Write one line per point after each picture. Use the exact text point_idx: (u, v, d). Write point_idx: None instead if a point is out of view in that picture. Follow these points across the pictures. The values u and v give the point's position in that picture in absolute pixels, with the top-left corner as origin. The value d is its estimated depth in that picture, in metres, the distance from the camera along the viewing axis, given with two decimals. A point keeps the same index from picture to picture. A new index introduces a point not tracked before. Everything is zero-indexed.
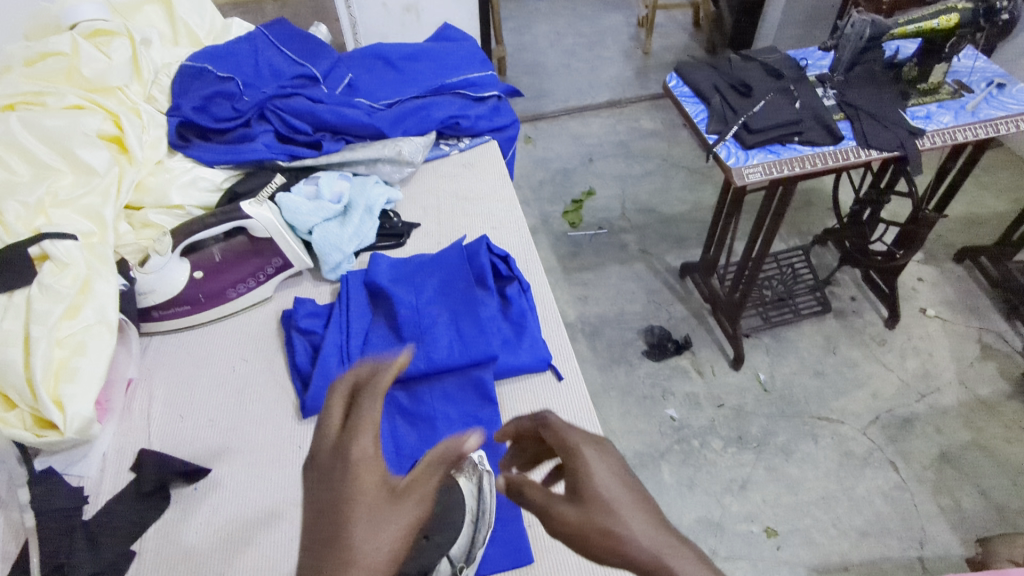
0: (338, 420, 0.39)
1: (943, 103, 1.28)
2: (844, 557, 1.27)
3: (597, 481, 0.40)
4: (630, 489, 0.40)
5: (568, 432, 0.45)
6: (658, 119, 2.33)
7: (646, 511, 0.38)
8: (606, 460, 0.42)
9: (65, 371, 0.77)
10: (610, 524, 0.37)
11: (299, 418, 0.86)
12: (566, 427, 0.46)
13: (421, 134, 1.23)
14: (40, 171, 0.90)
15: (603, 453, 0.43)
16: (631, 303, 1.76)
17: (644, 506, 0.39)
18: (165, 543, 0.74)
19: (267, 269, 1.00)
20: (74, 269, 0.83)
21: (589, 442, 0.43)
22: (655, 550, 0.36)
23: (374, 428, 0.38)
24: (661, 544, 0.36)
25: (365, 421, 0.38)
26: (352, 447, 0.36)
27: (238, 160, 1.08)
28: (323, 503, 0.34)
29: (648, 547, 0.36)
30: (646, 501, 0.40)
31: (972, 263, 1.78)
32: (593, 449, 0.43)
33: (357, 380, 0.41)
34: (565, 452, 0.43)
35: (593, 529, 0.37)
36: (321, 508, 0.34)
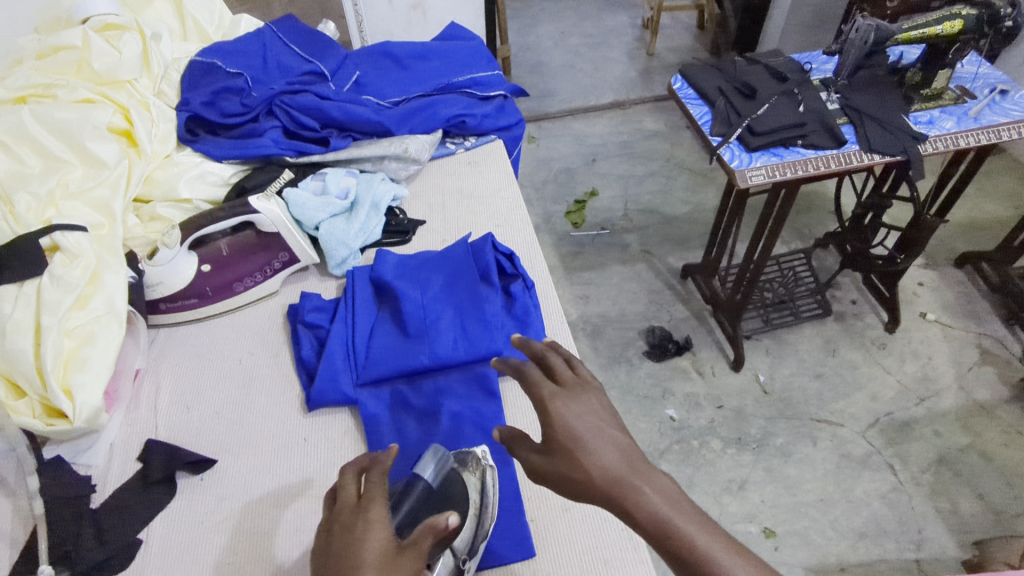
0: (354, 493, 0.54)
1: (945, 109, 1.29)
2: (841, 557, 1.28)
3: (561, 432, 0.55)
4: (588, 431, 0.55)
5: (540, 388, 0.59)
6: (662, 120, 2.34)
7: (600, 449, 0.53)
8: (569, 409, 0.56)
9: (74, 361, 0.78)
10: (571, 468, 0.53)
11: (304, 411, 0.87)
12: (540, 384, 0.60)
13: (427, 131, 1.23)
14: (49, 163, 0.91)
15: (568, 402, 0.57)
16: (633, 304, 1.77)
17: (599, 443, 0.54)
18: (172, 531, 0.75)
19: (274, 263, 1.01)
20: (84, 260, 0.84)
21: (556, 394, 0.58)
22: (604, 482, 0.51)
23: (380, 499, 0.52)
24: (609, 477, 0.51)
25: (373, 493, 0.53)
26: (366, 510, 0.51)
27: (245, 155, 1.09)
28: (342, 550, 0.48)
29: (600, 480, 0.51)
30: (601, 437, 0.54)
31: (973, 268, 1.79)
32: (560, 401, 0.57)
33: (369, 464, 0.56)
34: (539, 408, 0.58)
35: (560, 473, 0.53)
36: (341, 553, 0.48)
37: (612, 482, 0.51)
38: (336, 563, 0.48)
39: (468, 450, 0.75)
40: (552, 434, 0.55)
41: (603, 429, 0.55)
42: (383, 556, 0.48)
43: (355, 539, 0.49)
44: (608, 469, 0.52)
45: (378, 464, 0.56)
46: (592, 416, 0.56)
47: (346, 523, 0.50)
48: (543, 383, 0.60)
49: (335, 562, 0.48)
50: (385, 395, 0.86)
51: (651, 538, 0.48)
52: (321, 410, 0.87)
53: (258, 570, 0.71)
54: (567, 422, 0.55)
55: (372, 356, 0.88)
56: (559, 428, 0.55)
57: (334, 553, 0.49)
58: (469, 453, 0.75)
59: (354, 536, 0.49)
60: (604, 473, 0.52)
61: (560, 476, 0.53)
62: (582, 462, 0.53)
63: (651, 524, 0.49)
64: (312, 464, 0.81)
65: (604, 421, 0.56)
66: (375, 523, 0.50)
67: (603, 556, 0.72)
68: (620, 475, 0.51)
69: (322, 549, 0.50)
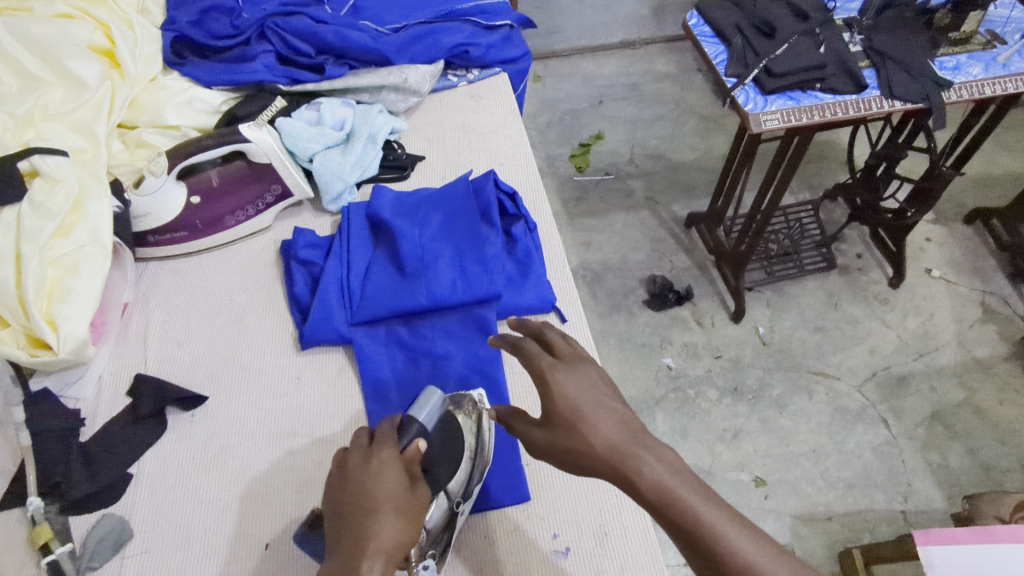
0: (366, 438, 0.56)
1: (973, 54, 1.22)
2: (829, 507, 1.30)
3: (562, 404, 0.53)
4: (587, 403, 0.53)
5: (539, 361, 0.57)
6: (673, 62, 2.24)
7: (600, 420, 0.52)
8: (568, 381, 0.54)
9: (58, 291, 0.75)
10: (572, 440, 0.52)
11: (297, 349, 0.85)
12: (539, 354, 0.58)
13: (428, 62, 1.17)
14: (27, 83, 0.86)
15: (567, 374, 0.55)
16: (635, 252, 1.73)
17: (598, 414, 0.52)
18: (163, 465, 0.74)
19: (267, 197, 0.97)
20: (65, 185, 0.80)
21: (555, 367, 0.56)
22: (607, 452, 0.50)
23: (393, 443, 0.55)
24: (612, 446, 0.50)
25: (385, 439, 0.55)
26: (379, 453, 0.54)
27: (236, 81, 1.03)
28: (359, 488, 0.51)
29: (602, 450, 0.50)
30: (601, 408, 0.53)
31: (983, 224, 1.75)
32: (559, 373, 0.55)
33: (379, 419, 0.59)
34: (538, 381, 0.56)
35: (562, 448, 0.52)
36: (359, 490, 0.51)
37: (613, 452, 0.50)
38: (354, 501, 0.50)
39: (464, 392, 0.74)
40: (551, 406, 0.54)
41: (604, 399, 0.54)
42: (398, 498, 0.51)
43: (372, 476, 0.52)
44: (608, 439, 0.50)
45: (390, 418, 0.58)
46: (592, 386, 0.55)
47: (358, 466, 0.53)
48: (542, 356, 0.58)
49: (349, 503, 0.51)
50: (381, 335, 0.84)
51: (654, 508, 0.47)
52: (315, 348, 0.85)
53: (250, 506, 0.71)
54: (567, 394, 0.53)
55: (368, 296, 0.85)
56: (559, 400, 0.53)
57: (347, 494, 0.51)
58: (465, 396, 0.73)
59: (370, 476, 0.52)
60: (604, 443, 0.50)
61: (561, 450, 0.52)
62: (582, 435, 0.51)
63: (653, 493, 0.47)
64: (305, 402, 0.80)
65: (604, 393, 0.54)
66: (390, 465, 0.53)
67: (598, 502, 0.71)
68: (621, 446, 0.50)
69: (337, 488, 0.52)
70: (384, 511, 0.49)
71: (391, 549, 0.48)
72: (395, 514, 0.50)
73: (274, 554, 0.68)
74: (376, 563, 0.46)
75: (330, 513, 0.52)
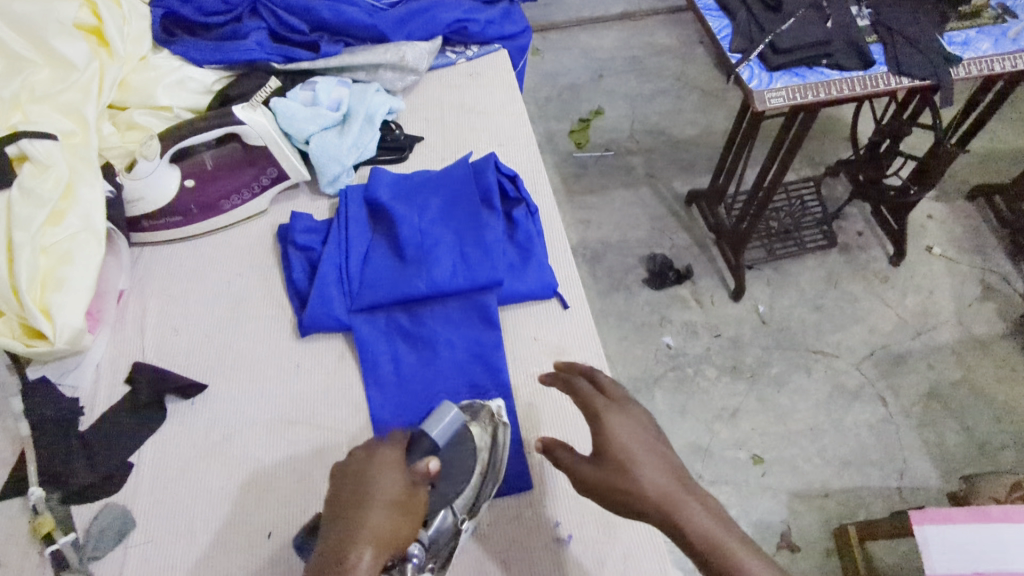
0: (367, 444, 0.58)
1: (983, 29, 1.19)
2: (826, 484, 1.32)
3: (615, 443, 0.56)
4: (639, 446, 0.56)
5: (593, 399, 0.60)
6: (675, 34, 2.19)
7: (651, 465, 0.55)
8: (621, 423, 0.58)
9: (52, 280, 0.74)
10: (623, 480, 0.54)
11: (296, 336, 0.84)
12: (594, 394, 0.61)
13: (427, 38, 1.13)
14: (12, 63, 0.83)
15: (620, 415, 0.58)
16: (634, 230, 1.71)
17: (648, 458, 0.55)
18: (163, 455, 0.74)
19: (262, 179, 0.95)
20: (56, 171, 0.78)
21: (608, 407, 0.59)
22: (657, 497, 0.53)
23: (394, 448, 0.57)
24: (663, 492, 0.53)
25: (386, 445, 0.57)
26: (382, 451, 0.56)
27: (228, 60, 1.01)
28: (358, 482, 0.52)
29: (654, 494, 0.53)
30: (651, 452, 0.56)
31: (985, 202, 1.74)
32: (612, 414, 0.59)
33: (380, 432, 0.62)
34: (591, 418, 0.59)
35: (612, 485, 0.55)
36: (357, 484, 0.52)
37: (663, 498, 0.53)
38: (351, 493, 0.51)
39: (483, 403, 0.73)
40: (604, 445, 0.57)
41: (654, 444, 0.57)
42: (394, 495, 0.52)
43: (372, 470, 0.53)
44: (658, 484, 0.54)
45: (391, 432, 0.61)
46: (642, 430, 0.58)
47: (360, 461, 0.55)
48: (595, 396, 0.61)
49: (346, 495, 0.52)
50: (381, 322, 0.83)
51: (700, 554, 0.51)
52: (315, 335, 0.84)
53: (252, 496, 0.71)
54: (621, 435, 0.57)
55: (367, 282, 0.84)
56: (612, 441, 0.56)
57: (346, 486, 0.53)
58: (482, 407, 0.73)
59: (369, 472, 0.53)
60: (655, 487, 0.53)
61: (610, 487, 0.55)
62: (633, 476, 0.54)
63: (700, 539, 0.51)
64: (305, 390, 0.79)
65: (653, 438, 0.58)
66: (391, 463, 0.54)
67: None
68: (671, 491, 0.53)
69: (336, 485, 0.53)
70: (377, 503, 0.50)
71: (381, 539, 0.48)
72: (389, 510, 0.50)
73: (278, 543, 0.68)
74: (365, 553, 0.47)
75: (327, 504, 0.53)
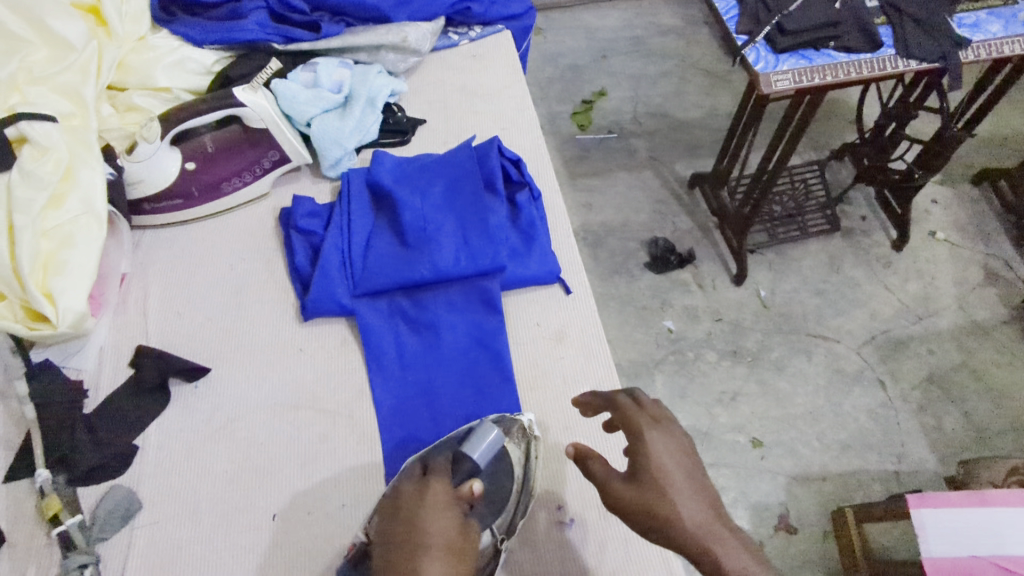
0: (416, 483, 0.56)
1: (994, 11, 1.18)
2: (824, 467, 1.33)
3: (655, 463, 0.55)
4: (679, 471, 0.55)
5: (634, 415, 0.59)
6: (679, 14, 2.16)
7: (689, 493, 0.53)
8: (663, 443, 0.56)
9: (53, 264, 0.74)
10: (659, 503, 0.53)
11: (299, 320, 0.84)
12: (636, 410, 0.60)
13: (427, 19, 1.12)
14: (8, 41, 0.81)
15: (661, 436, 0.57)
16: (636, 213, 1.71)
17: (687, 487, 0.54)
18: (168, 437, 0.74)
19: (263, 162, 0.94)
20: (55, 154, 0.77)
21: (650, 425, 0.58)
22: (693, 529, 0.51)
23: (443, 486, 0.55)
24: (700, 525, 0.51)
25: (435, 483, 0.56)
26: (433, 489, 0.54)
27: (228, 40, 0.99)
28: (409, 528, 0.50)
29: (690, 524, 0.51)
30: (690, 479, 0.54)
31: (990, 186, 1.72)
32: (654, 433, 0.57)
33: (426, 466, 0.60)
34: (632, 434, 0.58)
35: (646, 507, 0.53)
36: (409, 530, 0.50)
37: (700, 530, 0.51)
38: (404, 539, 0.49)
39: (513, 417, 0.71)
40: (642, 464, 0.55)
41: (692, 471, 0.55)
42: (447, 537, 0.50)
43: (423, 511, 0.52)
44: (696, 516, 0.52)
45: (437, 467, 0.59)
46: (683, 455, 0.56)
47: (411, 501, 0.53)
48: (637, 412, 0.60)
49: (400, 540, 0.50)
50: (383, 307, 0.83)
51: None
52: (318, 320, 0.84)
53: (257, 477, 0.72)
54: (661, 457, 0.55)
55: (370, 267, 0.84)
56: (652, 461, 0.55)
57: (398, 529, 0.51)
58: (512, 421, 0.71)
59: (421, 516, 0.51)
60: (693, 517, 0.51)
61: (644, 510, 0.53)
62: (672, 502, 0.52)
63: None
64: (309, 374, 0.80)
65: (692, 465, 0.56)
66: (442, 503, 0.53)
67: None
68: (710, 524, 0.51)
69: (388, 530, 0.52)
70: (430, 545, 0.49)
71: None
72: (444, 554, 0.48)
73: (281, 524, 0.69)
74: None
75: (379, 550, 0.51)
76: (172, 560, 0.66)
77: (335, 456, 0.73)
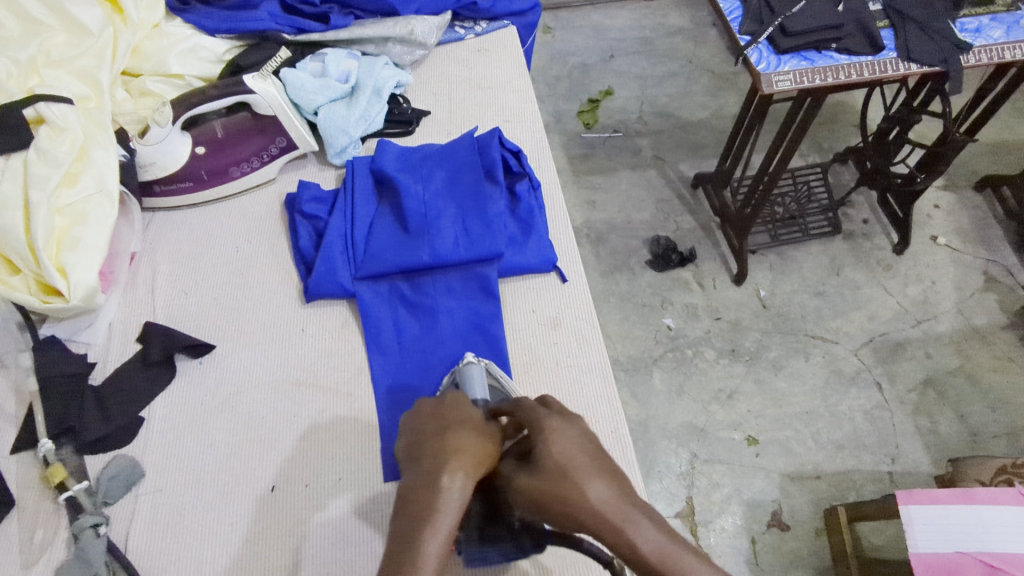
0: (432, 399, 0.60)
1: (996, 16, 1.19)
2: (818, 466, 1.34)
3: (556, 450, 0.50)
4: (582, 453, 0.50)
5: (537, 410, 0.55)
6: (687, 15, 2.17)
7: (593, 470, 0.49)
8: (564, 431, 0.52)
9: (66, 239, 0.77)
10: (563, 486, 0.47)
11: (302, 302, 0.87)
12: (537, 407, 0.56)
13: (435, 13, 1.14)
14: (29, 27, 0.86)
15: (563, 425, 0.53)
16: (639, 212, 1.72)
17: (592, 465, 0.49)
18: (173, 411, 0.77)
19: (271, 149, 0.96)
20: (71, 133, 0.80)
21: (553, 418, 0.54)
22: (601, 507, 0.46)
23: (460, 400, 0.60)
24: (609, 503, 0.47)
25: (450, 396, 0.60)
26: (453, 399, 0.59)
27: (240, 29, 1.01)
28: (440, 420, 0.55)
29: (596, 503, 0.46)
30: (593, 458, 0.50)
31: (992, 193, 1.73)
32: (555, 423, 0.53)
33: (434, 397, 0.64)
34: (534, 428, 0.53)
35: (551, 493, 0.48)
36: (440, 421, 0.55)
37: (608, 507, 0.46)
38: (440, 424, 0.54)
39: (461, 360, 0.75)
40: (545, 453, 0.50)
41: (595, 452, 0.51)
42: (475, 424, 0.55)
43: (447, 415, 0.56)
44: (605, 496, 0.47)
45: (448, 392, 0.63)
46: (586, 440, 0.52)
47: (436, 406, 0.57)
48: (540, 408, 0.56)
49: (433, 428, 0.54)
50: (384, 290, 0.85)
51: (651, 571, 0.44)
52: (319, 301, 0.86)
53: (256, 450, 0.74)
54: (563, 443, 0.51)
55: (372, 251, 0.86)
56: (555, 449, 0.50)
57: (428, 423, 0.55)
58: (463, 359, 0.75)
59: (449, 411, 0.56)
60: (599, 496, 0.47)
61: (548, 495, 0.48)
62: (576, 482, 0.47)
63: (651, 553, 0.44)
64: (311, 353, 0.82)
65: (594, 446, 0.52)
66: (463, 405, 0.58)
67: None
68: (619, 501, 0.47)
69: (416, 428, 0.55)
70: (464, 426, 0.54)
71: (475, 455, 0.51)
72: (477, 433, 0.54)
73: (279, 496, 0.71)
74: (459, 465, 0.49)
75: (410, 443, 0.54)
76: (173, 527, 0.69)
77: (333, 433, 0.75)
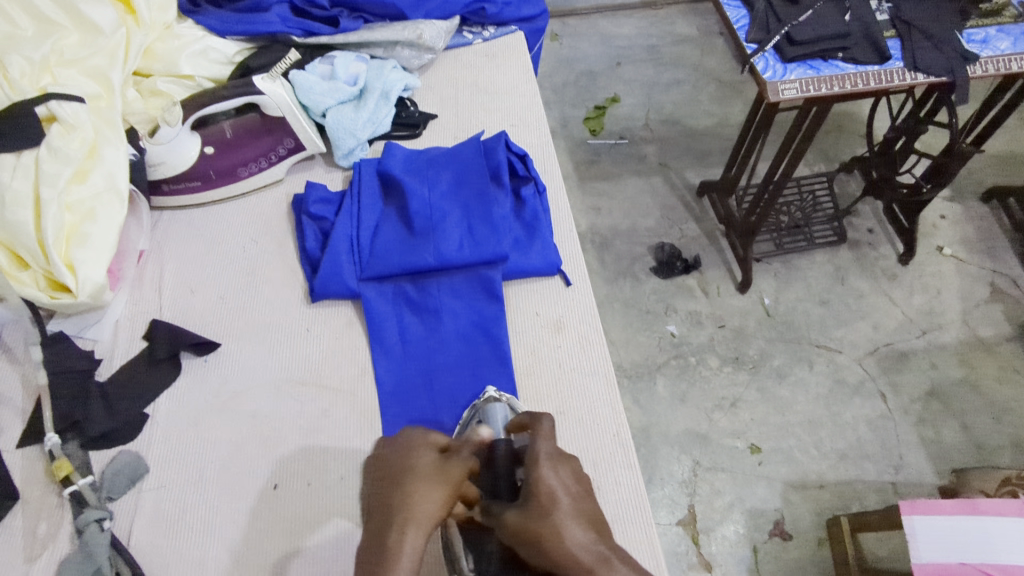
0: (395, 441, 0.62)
1: (1003, 27, 1.19)
2: (821, 475, 1.34)
3: (543, 488, 0.53)
4: (567, 497, 0.52)
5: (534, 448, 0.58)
6: (695, 24, 2.18)
7: (573, 516, 0.50)
8: (553, 474, 0.55)
9: (76, 236, 0.78)
10: (541, 524, 0.49)
11: (308, 301, 0.87)
12: (539, 442, 0.59)
13: (443, 18, 1.15)
14: (43, 26, 0.87)
15: (554, 467, 0.56)
16: (644, 219, 1.73)
17: (574, 511, 0.51)
18: (177, 408, 0.77)
19: (279, 150, 0.97)
20: (82, 132, 0.81)
21: (547, 457, 0.57)
22: (574, 548, 0.47)
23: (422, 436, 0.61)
24: (583, 544, 0.47)
25: (413, 434, 0.62)
26: (412, 443, 0.60)
27: (250, 31, 1.02)
28: (394, 474, 0.56)
29: (570, 545, 0.47)
30: (577, 506, 0.52)
31: (999, 204, 1.73)
32: (547, 464, 0.56)
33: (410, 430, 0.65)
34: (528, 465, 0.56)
35: (528, 530, 0.49)
36: (394, 476, 0.56)
37: (581, 551, 0.47)
38: (393, 480, 0.56)
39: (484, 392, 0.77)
40: (533, 490, 0.53)
41: (581, 501, 0.53)
42: (432, 469, 0.56)
43: (406, 459, 0.58)
44: (581, 541, 0.48)
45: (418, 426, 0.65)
46: (575, 489, 0.55)
47: (395, 454, 0.59)
48: (538, 447, 0.58)
49: (388, 484, 0.55)
50: (389, 291, 0.86)
51: None
52: (325, 301, 0.87)
53: (259, 448, 0.75)
54: (551, 484, 0.53)
55: (377, 252, 0.87)
56: (541, 487, 0.53)
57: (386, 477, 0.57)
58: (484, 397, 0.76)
59: (406, 460, 0.58)
60: (574, 538, 0.48)
61: (526, 532, 0.49)
62: (553, 522, 0.49)
63: None
64: (316, 353, 0.82)
65: (581, 496, 0.54)
66: (421, 446, 0.59)
67: (592, 458, 0.74)
68: (593, 546, 0.47)
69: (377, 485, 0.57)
70: (416, 477, 0.55)
71: (422, 510, 0.52)
72: (429, 481, 0.54)
73: (281, 494, 0.71)
74: (404, 526, 0.50)
75: (371, 502, 0.56)
76: (175, 524, 0.69)
77: (336, 432, 0.76)
